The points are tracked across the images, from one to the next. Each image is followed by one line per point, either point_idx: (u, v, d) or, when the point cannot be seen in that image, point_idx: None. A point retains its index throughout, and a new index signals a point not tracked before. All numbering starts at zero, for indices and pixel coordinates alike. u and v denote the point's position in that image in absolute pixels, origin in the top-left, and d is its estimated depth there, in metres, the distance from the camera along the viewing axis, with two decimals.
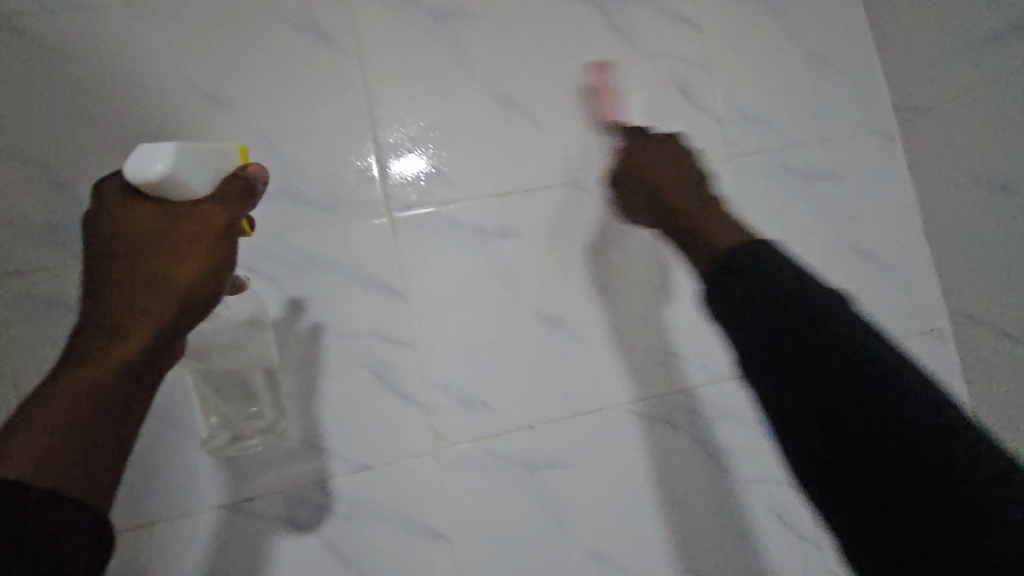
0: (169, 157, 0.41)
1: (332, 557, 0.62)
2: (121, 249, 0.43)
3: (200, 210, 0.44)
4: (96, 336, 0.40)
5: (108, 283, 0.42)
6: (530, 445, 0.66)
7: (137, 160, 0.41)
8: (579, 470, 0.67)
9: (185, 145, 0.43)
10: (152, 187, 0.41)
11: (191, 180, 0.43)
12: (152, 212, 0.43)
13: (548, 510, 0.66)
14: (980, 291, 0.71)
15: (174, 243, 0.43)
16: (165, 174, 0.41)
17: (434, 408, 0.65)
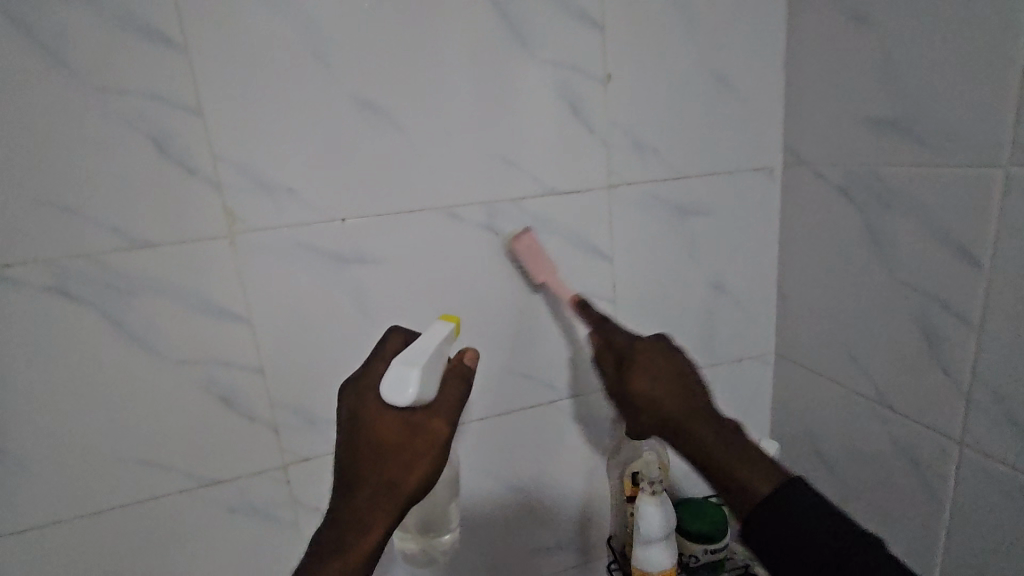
0: (414, 387, 0.50)
1: (113, 333, 0.58)
2: (387, 447, 0.50)
3: (430, 420, 0.51)
4: (349, 531, 0.49)
5: (363, 467, 0.50)
6: (340, 236, 0.63)
7: (393, 388, 0.50)
8: (392, 264, 0.65)
9: (421, 366, 0.51)
10: (402, 407, 0.50)
11: (428, 394, 0.52)
12: (393, 422, 0.50)
13: (354, 302, 0.65)
14: (812, 131, 0.72)
15: (404, 451, 0.50)
16: (412, 398, 0.50)
17: (228, 187, 0.58)
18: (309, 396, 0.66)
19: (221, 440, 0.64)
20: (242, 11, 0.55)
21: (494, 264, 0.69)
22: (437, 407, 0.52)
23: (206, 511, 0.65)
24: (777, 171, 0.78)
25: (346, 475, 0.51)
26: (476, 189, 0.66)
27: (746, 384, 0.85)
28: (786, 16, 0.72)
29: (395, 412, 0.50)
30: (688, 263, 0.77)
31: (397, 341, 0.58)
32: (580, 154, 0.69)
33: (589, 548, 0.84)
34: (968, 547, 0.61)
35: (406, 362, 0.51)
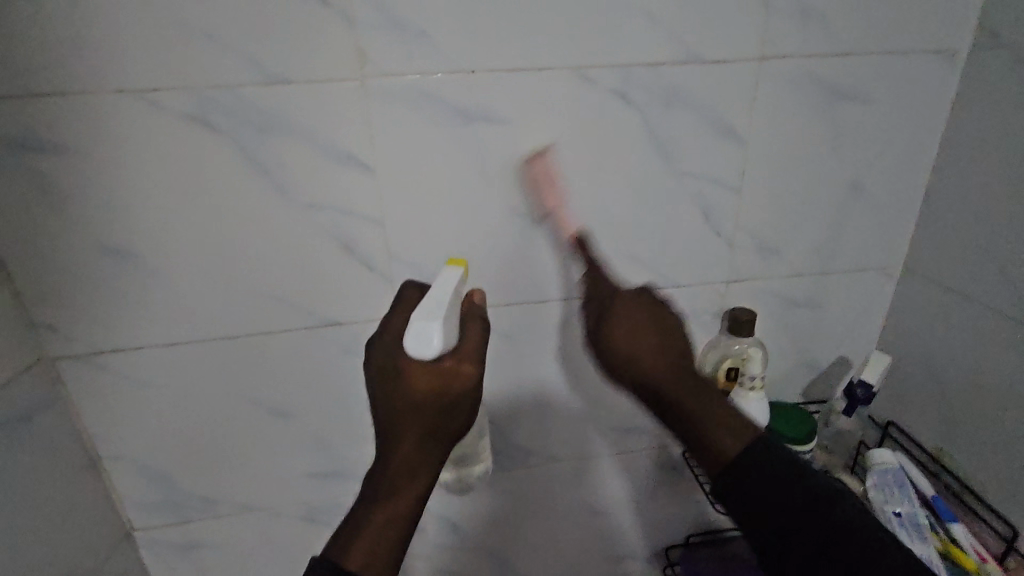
0: (439, 337, 0.50)
1: (251, 171, 0.59)
2: (421, 399, 0.51)
3: (459, 362, 0.52)
4: (397, 480, 0.51)
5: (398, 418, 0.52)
6: (469, 90, 0.60)
7: (416, 343, 0.50)
8: (518, 127, 0.62)
9: (442, 316, 0.51)
10: (432, 358, 0.50)
11: (455, 338, 0.52)
12: (423, 372, 0.51)
13: (476, 162, 0.63)
14: None
15: (445, 397, 0.51)
16: (437, 349, 0.50)
17: (363, 24, 0.56)
18: (426, 254, 0.67)
19: (343, 287, 0.67)
20: None
21: (619, 136, 0.65)
22: (463, 351, 0.53)
23: (326, 350, 0.70)
24: (960, 55, 0.67)
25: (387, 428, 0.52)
26: (614, 47, 0.60)
27: (864, 295, 0.80)
28: None
29: (418, 363, 0.51)
30: (829, 158, 0.70)
31: (413, 297, 0.60)
32: (736, 16, 0.61)
33: (667, 434, 0.86)
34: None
35: (427, 315, 0.51)
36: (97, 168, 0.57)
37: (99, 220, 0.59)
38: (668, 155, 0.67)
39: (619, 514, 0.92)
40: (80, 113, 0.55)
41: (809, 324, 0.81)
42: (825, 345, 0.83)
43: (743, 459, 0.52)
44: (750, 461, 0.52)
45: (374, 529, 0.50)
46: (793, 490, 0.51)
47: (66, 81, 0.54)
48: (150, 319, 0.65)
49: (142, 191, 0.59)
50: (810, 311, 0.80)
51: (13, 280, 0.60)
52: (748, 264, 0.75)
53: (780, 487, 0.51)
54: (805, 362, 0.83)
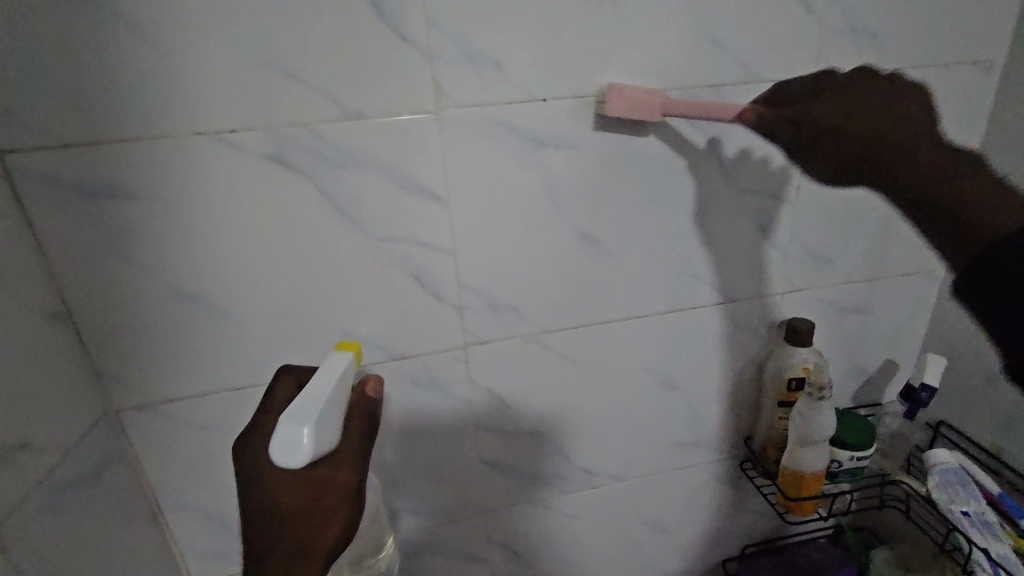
0: (308, 439, 0.48)
1: (324, 206, 0.59)
2: (289, 512, 0.49)
3: (323, 472, 0.50)
4: None
5: (279, 534, 0.50)
6: (540, 118, 0.61)
7: (279, 448, 0.48)
8: (586, 151, 0.63)
9: (315, 418, 0.49)
10: (299, 466, 0.48)
11: (328, 443, 0.50)
12: (290, 479, 0.49)
13: (544, 187, 0.64)
14: None
15: (297, 509, 0.49)
16: (309, 455, 0.48)
17: (439, 56, 0.56)
18: (495, 281, 0.67)
19: (413, 318, 0.66)
20: None
21: (682, 155, 0.66)
22: (342, 457, 0.51)
23: (395, 382, 0.69)
24: (997, 65, 0.70)
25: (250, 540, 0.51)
26: (678, 70, 0.62)
27: (909, 296, 0.82)
28: None
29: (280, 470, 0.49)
30: None
31: (289, 385, 0.57)
32: (791, 36, 0.63)
33: (722, 447, 0.87)
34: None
35: (291, 417, 0.49)
36: (169, 211, 0.56)
37: (170, 264, 0.58)
38: (727, 171, 0.68)
39: (677, 529, 0.92)
40: (156, 157, 0.54)
41: (858, 329, 0.82)
42: (874, 348, 0.84)
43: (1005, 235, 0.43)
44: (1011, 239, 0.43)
45: None
46: None
47: (142, 124, 0.53)
48: (218, 362, 0.63)
49: (215, 233, 0.58)
50: (859, 316, 0.82)
51: (81, 330, 0.58)
52: (801, 274, 0.77)
53: None
54: (855, 366, 0.85)
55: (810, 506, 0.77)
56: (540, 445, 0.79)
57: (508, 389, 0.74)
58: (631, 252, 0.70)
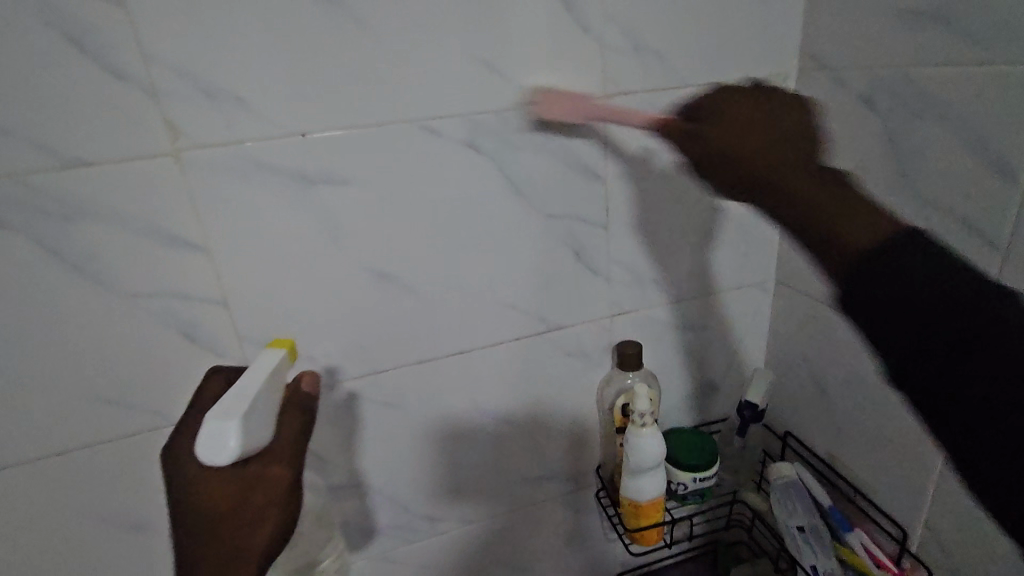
0: (235, 440, 0.47)
1: (54, 264, 0.52)
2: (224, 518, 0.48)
3: (268, 466, 0.50)
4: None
5: (207, 543, 0.49)
6: (300, 154, 0.55)
7: (208, 446, 0.47)
8: (366, 186, 0.58)
9: (245, 414, 0.48)
10: (229, 462, 0.47)
11: (257, 438, 0.50)
12: (224, 487, 0.48)
13: (321, 228, 0.59)
14: (835, 25, 0.62)
15: (249, 506, 0.49)
16: (235, 453, 0.47)
17: (165, 92, 0.50)
18: (282, 330, 0.61)
19: (192, 375, 0.60)
20: None
21: (473, 184, 0.62)
22: (274, 455, 0.51)
23: (176, 447, 0.63)
24: (792, 78, 0.69)
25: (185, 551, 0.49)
26: (452, 97, 0.58)
27: (743, 310, 0.81)
28: None
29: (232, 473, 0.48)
30: (688, 187, 0.71)
31: (215, 392, 0.56)
32: (570, 57, 0.60)
33: (574, 476, 0.83)
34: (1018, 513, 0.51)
35: (221, 415, 0.48)
36: None
37: None
38: (528, 198, 0.65)
39: (544, 567, 0.88)
40: None
41: (696, 346, 0.81)
42: (715, 365, 0.83)
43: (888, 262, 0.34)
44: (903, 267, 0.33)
45: None
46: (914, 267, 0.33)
47: None
48: None
49: None
50: (695, 334, 0.80)
51: None
52: (627, 295, 0.75)
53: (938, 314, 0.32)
54: (700, 384, 0.83)
55: (653, 536, 0.75)
56: (370, 498, 0.74)
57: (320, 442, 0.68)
58: (437, 289, 0.65)
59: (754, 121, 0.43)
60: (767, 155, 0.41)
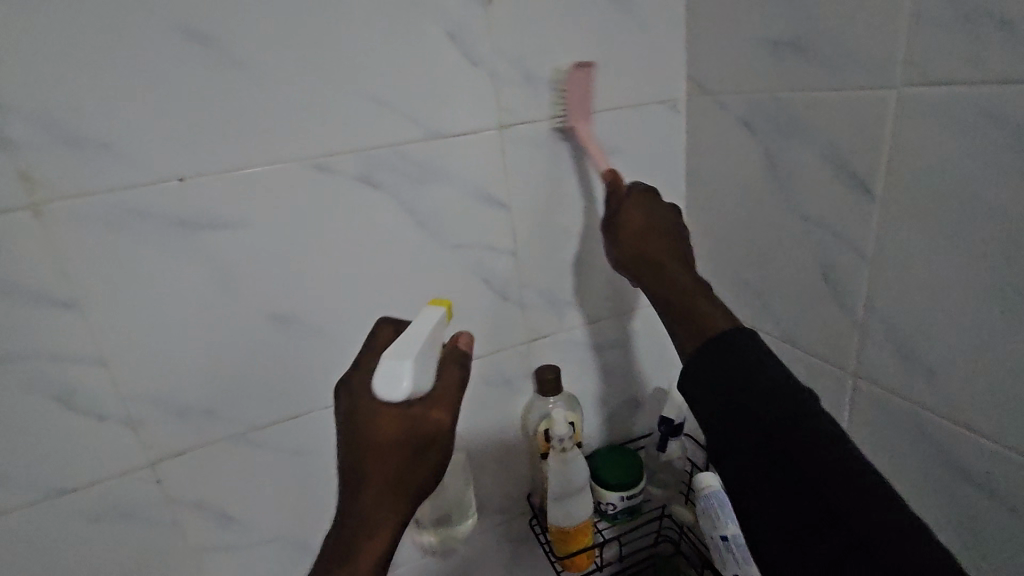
0: (407, 381, 0.47)
1: None
2: (375, 458, 0.46)
3: (428, 413, 0.47)
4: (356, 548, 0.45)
5: (366, 486, 0.46)
6: (177, 199, 0.53)
7: (384, 384, 0.47)
8: (257, 228, 0.56)
9: (416, 355, 0.48)
10: (397, 402, 0.47)
11: (427, 385, 0.49)
12: (393, 419, 0.46)
13: (209, 274, 0.56)
14: (714, 53, 0.65)
15: (397, 447, 0.46)
16: (407, 392, 0.47)
17: (16, 141, 0.47)
18: (173, 384, 0.58)
19: (70, 442, 0.56)
20: None
21: (370, 220, 0.61)
22: (436, 398, 0.48)
23: (56, 521, 0.57)
24: (681, 101, 0.72)
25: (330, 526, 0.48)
26: (341, 134, 0.57)
27: (659, 327, 0.82)
28: None
29: (387, 409, 0.46)
30: (592, 210, 0.72)
31: (387, 334, 0.54)
32: (460, 89, 0.60)
33: (505, 505, 0.82)
34: (963, 498, 0.51)
35: (395, 356, 0.48)
36: None
37: None
38: (430, 230, 0.64)
39: None
40: None
41: (616, 364, 0.81)
42: (636, 381, 0.84)
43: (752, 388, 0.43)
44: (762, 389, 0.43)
45: None
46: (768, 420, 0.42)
47: None
48: None
49: None
50: (613, 352, 0.81)
51: None
52: (542, 320, 0.75)
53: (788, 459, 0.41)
54: (623, 401, 0.84)
55: (584, 560, 0.75)
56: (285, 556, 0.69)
57: (224, 502, 0.64)
58: (342, 329, 0.63)
59: (664, 233, 0.61)
60: (654, 255, 0.59)
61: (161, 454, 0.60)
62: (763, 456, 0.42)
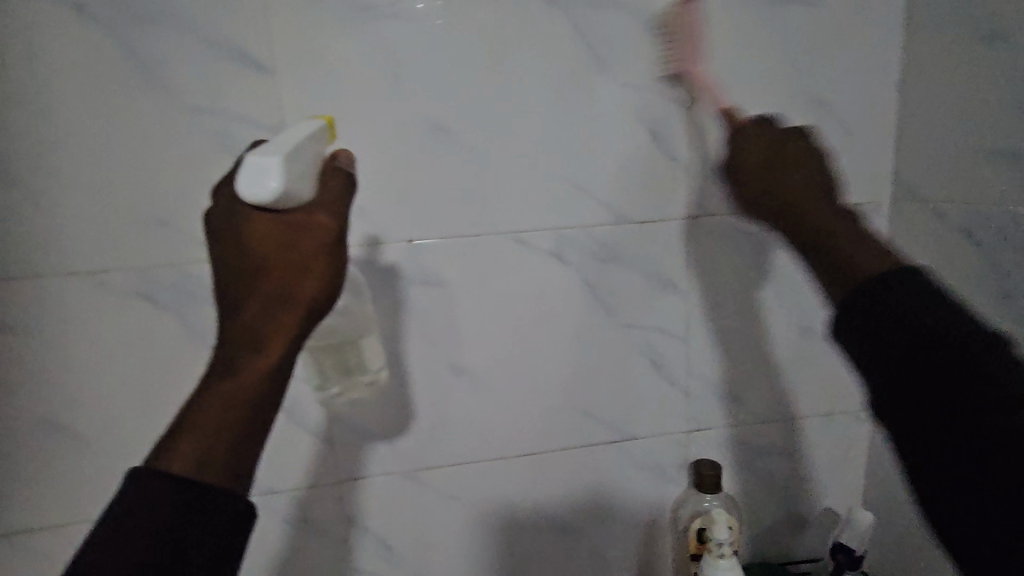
0: (273, 177, 0.40)
1: (190, 343, 0.60)
2: (252, 262, 0.42)
3: (313, 213, 0.43)
4: (241, 353, 0.41)
5: (251, 282, 0.42)
6: (405, 260, 0.62)
7: (250, 182, 0.40)
8: (461, 291, 0.64)
9: (286, 150, 0.41)
10: (268, 205, 0.40)
11: (302, 191, 0.42)
12: (270, 224, 0.41)
13: (416, 325, 0.64)
14: (932, 166, 0.63)
15: (291, 250, 0.42)
16: (273, 190, 0.40)
17: None
18: (370, 415, 0.66)
19: (285, 452, 0.65)
20: (331, 48, 0.57)
21: (556, 293, 0.66)
22: (312, 203, 0.43)
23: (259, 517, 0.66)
24: (883, 208, 0.69)
25: (225, 299, 0.42)
26: (545, 215, 0.63)
27: (837, 440, 0.76)
28: (903, 42, 0.64)
29: (258, 214, 0.41)
30: (773, 306, 0.70)
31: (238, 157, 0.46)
32: (656, 183, 0.64)
33: None
34: None
35: (260, 153, 0.41)
36: (37, 345, 0.58)
37: (33, 394, 0.59)
38: (609, 307, 0.67)
39: None
40: (32, 294, 0.57)
41: (784, 472, 0.75)
42: (805, 496, 0.77)
43: (879, 293, 0.41)
44: (893, 297, 0.41)
45: (217, 401, 0.40)
46: (913, 305, 0.40)
47: (17, 266, 0.56)
48: (74, 496, 0.62)
49: (83, 367, 0.59)
50: (779, 459, 0.75)
51: None
52: (707, 412, 0.72)
53: (953, 342, 0.38)
54: (787, 515, 0.77)
55: None
56: None
57: (386, 533, 0.69)
58: (515, 389, 0.68)
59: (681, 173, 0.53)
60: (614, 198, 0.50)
61: (346, 477, 0.67)
62: (924, 299, 0.40)
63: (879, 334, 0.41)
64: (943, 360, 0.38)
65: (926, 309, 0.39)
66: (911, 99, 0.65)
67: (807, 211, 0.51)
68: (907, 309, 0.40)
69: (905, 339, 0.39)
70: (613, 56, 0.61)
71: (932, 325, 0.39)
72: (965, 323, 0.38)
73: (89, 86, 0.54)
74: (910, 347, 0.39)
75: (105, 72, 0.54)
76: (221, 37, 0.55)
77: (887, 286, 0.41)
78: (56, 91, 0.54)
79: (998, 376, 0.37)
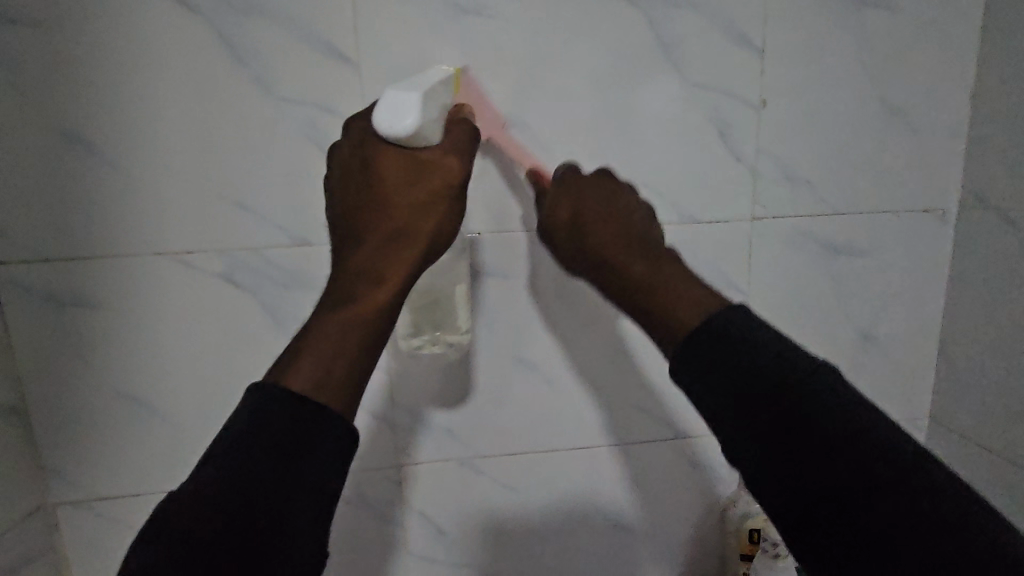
0: (413, 116, 0.43)
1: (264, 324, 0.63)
2: (391, 196, 0.45)
3: (443, 155, 0.46)
4: (362, 280, 0.43)
5: (370, 209, 0.45)
6: (474, 250, 0.64)
7: (389, 116, 0.42)
8: (526, 284, 0.65)
9: (427, 92, 0.44)
10: (404, 138, 0.43)
11: (434, 131, 0.45)
12: (394, 158, 0.44)
13: (480, 315, 0.66)
14: (1005, 174, 0.63)
15: (407, 182, 0.45)
16: (413, 126, 0.42)
17: None
18: (431, 402, 0.67)
19: None
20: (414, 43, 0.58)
21: None
22: (447, 144, 0.47)
23: None
24: (951, 215, 0.68)
25: (348, 232, 0.46)
26: None
27: None
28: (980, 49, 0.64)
29: (393, 148, 0.44)
30: (834, 310, 0.70)
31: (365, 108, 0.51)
32: (722, 183, 0.65)
33: None
34: None
35: (401, 90, 0.44)
36: (120, 321, 0.61)
37: (114, 367, 0.62)
38: None
39: None
40: (118, 270, 0.60)
41: None
42: None
43: (705, 328, 0.38)
44: (740, 344, 0.37)
45: (341, 321, 0.42)
46: (780, 376, 0.35)
47: (106, 245, 0.59)
48: (149, 466, 0.64)
49: (162, 343, 0.62)
50: None
51: (31, 422, 0.62)
52: None
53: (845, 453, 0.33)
54: None
55: None
56: None
57: (439, 518, 0.71)
58: (573, 382, 0.69)
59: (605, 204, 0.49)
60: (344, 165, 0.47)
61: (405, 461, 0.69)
62: (784, 387, 0.35)
63: (759, 419, 0.35)
64: (886, 492, 0.32)
65: (822, 408, 0.34)
66: (986, 107, 0.64)
67: (623, 241, 0.46)
68: (747, 350, 0.37)
69: (804, 451, 0.34)
70: (685, 57, 0.61)
71: (860, 446, 0.33)
72: (862, 426, 0.34)
73: (182, 75, 0.57)
74: (801, 458, 0.34)
75: (198, 62, 0.56)
76: (310, 30, 0.57)
77: (729, 339, 0.37)
78: (156, 77, 0.56)
79: (934, 509, 0.31)
